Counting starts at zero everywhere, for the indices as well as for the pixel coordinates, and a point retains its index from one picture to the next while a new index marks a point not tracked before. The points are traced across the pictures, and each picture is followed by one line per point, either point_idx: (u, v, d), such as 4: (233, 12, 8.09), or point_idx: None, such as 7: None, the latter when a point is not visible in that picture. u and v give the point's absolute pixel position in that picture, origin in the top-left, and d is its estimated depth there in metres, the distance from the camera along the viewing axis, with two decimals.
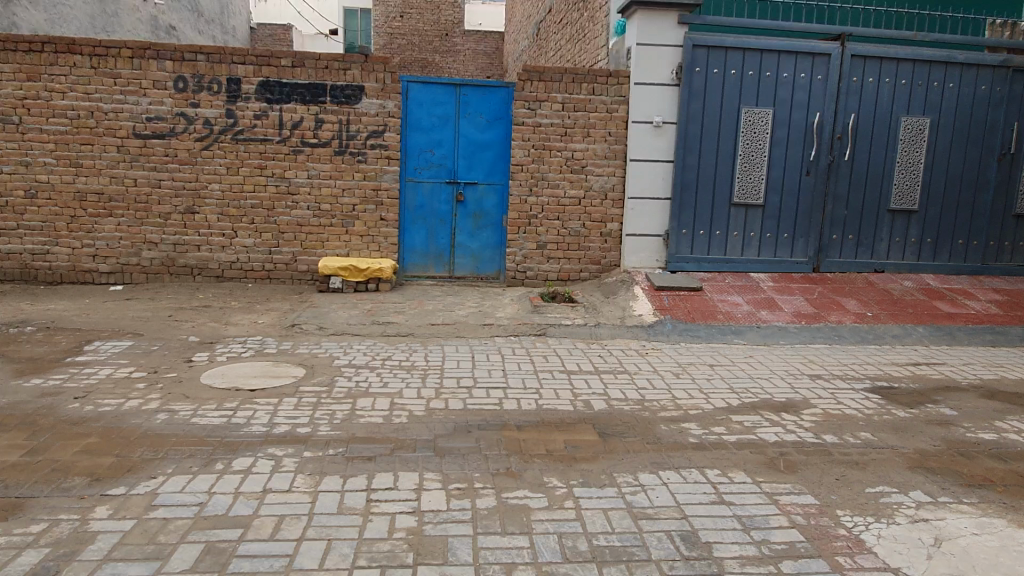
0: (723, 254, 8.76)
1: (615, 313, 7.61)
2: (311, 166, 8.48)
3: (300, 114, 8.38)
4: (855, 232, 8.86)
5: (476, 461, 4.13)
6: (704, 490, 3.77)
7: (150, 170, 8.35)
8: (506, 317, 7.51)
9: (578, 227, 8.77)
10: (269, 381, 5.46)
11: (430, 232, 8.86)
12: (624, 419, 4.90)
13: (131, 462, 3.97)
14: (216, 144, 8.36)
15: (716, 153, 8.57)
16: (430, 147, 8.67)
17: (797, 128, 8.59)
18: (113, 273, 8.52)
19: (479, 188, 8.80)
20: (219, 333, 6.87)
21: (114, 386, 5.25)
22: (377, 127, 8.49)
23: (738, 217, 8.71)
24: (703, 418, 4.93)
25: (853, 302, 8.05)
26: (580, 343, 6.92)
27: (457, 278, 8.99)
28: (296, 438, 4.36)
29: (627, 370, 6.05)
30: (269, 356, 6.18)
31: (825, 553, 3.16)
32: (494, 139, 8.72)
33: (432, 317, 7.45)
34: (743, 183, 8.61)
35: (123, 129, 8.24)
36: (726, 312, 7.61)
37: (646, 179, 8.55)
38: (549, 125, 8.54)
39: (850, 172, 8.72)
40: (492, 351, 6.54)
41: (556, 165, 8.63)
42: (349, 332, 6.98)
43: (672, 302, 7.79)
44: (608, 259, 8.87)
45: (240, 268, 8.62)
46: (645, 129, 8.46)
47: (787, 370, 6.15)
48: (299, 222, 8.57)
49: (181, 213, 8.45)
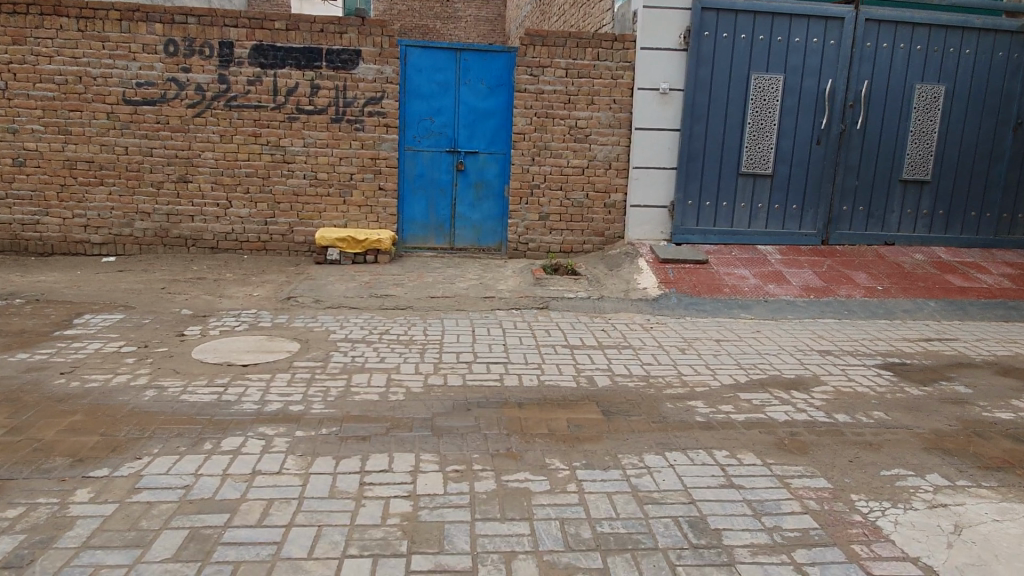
0: (730, 226, 8.54)
1: (619, 286, 7.42)
2: (307, 134, 8.24)
3: (295, 80, 8.12)
4: (866, 203, 8.62)
5: (475, 441, 3.97)
6: (712, 473, 3.61)
7: (142, 137, 8.10)
8: (508, 289, 7.32)
9: (581, 198, 8.54)
10: (262, 356, 5.30)
11: (429, 202, 8.64)
12: (628, 397, 4.73)
13: (117, 441, 3.82)
14: (209, 110, 8.10)
15: (724, 121, 8.31)
16: (430, 115, 8.41)
17: (808, 96, 8.31)
18: (105, 244, 8.33)
19: (481, 157, 8.54)
20: (213, 306, 6.70)
21: (102, 361, 5.10)
22: (374, 93, 8.22)
23: (745, 187, 8.47)
24: (710, 396, 4.77)
25: (863, 276, 7.84)
26: (583, 317, 6.74)
27: (458, 250, 8.78)
28: (288, 416, 4.21)
29: (632, 345, 5.88)
30: (263, 330, 6.01)
31: (840, 540, 3.01)
32: (495, 106, 8.44)
33: (432, 290, 7.26)
34: (751, 152, 8.36)
35: (113, 95, 7.98)
36: (733, 285, 7.42)
37: (651, 149, 8.31)
38: (552, 91, 8.26)
39: (863, 141, 8.46)
40: (493, 325, 6.37)
41: (559, 133, 8.37)
42: (346, 305, 6.80)
43: (677, 275, 7.59)
44: (612, 230, 8.65)
45: (235, 239, 8.42)
46: (652, 96, 8.21)
47: (796, 346, 5.97)
48: (295, 192, 8.35)
49: (174, 182, 8.22)
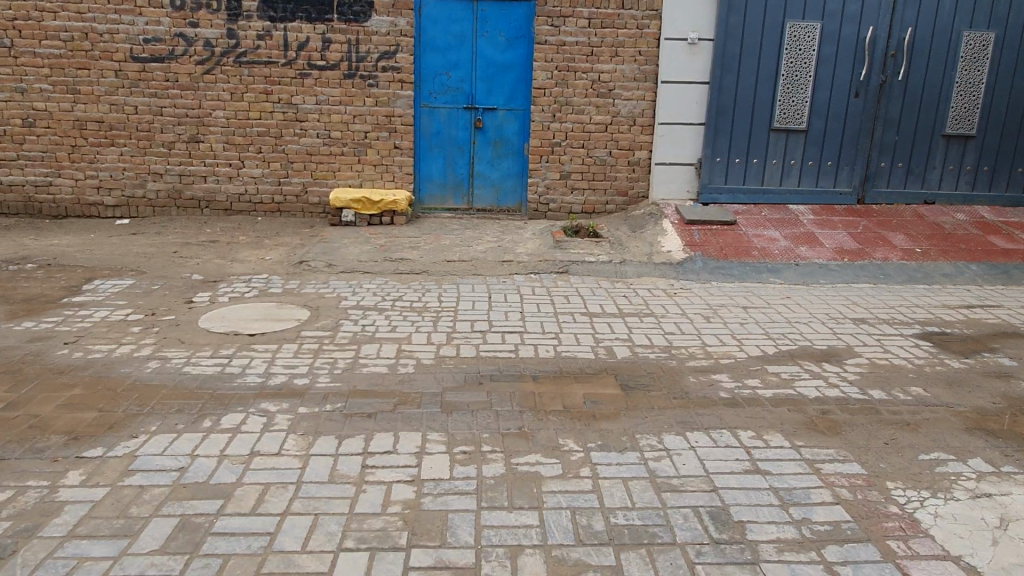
0: (761, 184, 8.16)
1: (642, 249, 7.12)
2: (319, 90, 7.95)
3: (306, 34, 7.81)
4: (906, 159, 8.15)
5: (485, 419, 3.78)
6: (737, 457, 3.38)
7: (151, 96, 7.88)
8: (526, 253, 7.06)
9: (604, 155, 8.19)
10: (270, 325, 5.14)
11: (447, 161, 8.34)
12: (649, 370, 4.50)
13: (115, 417, 3.70)
14: (218, 67, 7.84)
15: (756, 72, 7.86)
16: (446, 69, 8.06)
17: (847, 44, 7.80)
18: (119, 206, 8.20)
19: (499, 113, 8.19)
20: (224, 271, 6.55)
21: (107, 330, 4.99)
22: (388, 47, 7.89)
23: (777, 143, 8.05)
24: (736, 368, 4.52)
25: (901, 237, 7.43)
26: (604, 282, 6.48)
27: (477, 211, 8.51)
28: (292, 391, 4.05)
29: (654, 313, 5.62)
30: (274, 296, 5.85)
31: (874, 536, 2.77)
32: (515, 60, 8.05)
33: (448, 253, 7.03)
34: (784, 106, 7.92)
35: (120, 52, 7.75)
36: (762, 248, 7.08)
37: (679, 103, 7.92)
38: (574, 43, 7.86)
39: (904, 93, 7.95)
40: (510, 290, 6.13)
41: (581, 88, 7.99)
42: (359, 270, 6.61)
43: (703, 237, 7.26)
44: (636, 189, 8.31)
45: (249, 201, 8.24)
46: (680, 47, 7.78)
47: (828, 313, 5.66)
48: (308, 151, 8.11)
49: (185, 141, 8.02)
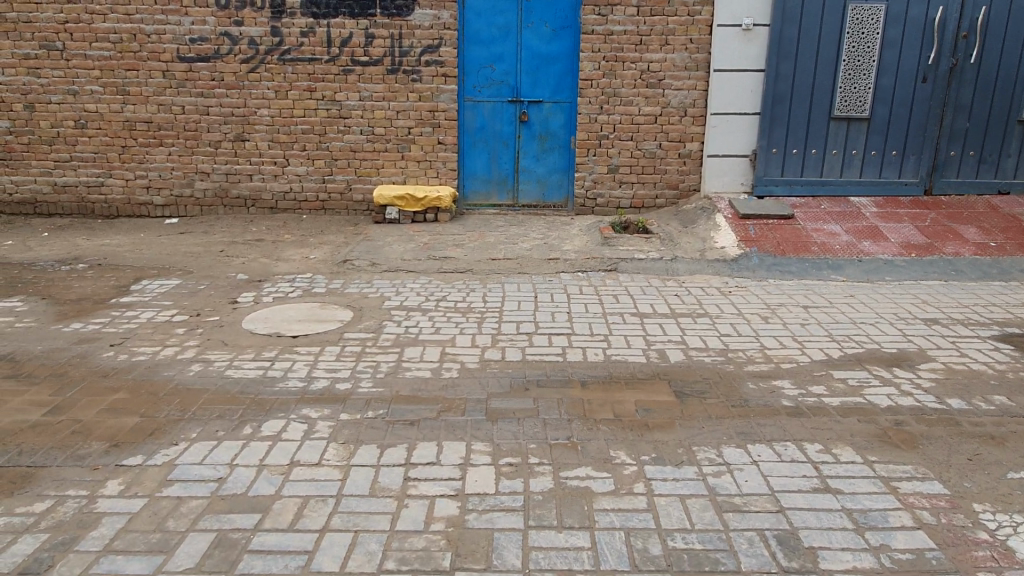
0: (820, 176, 7.78)
1: (694, 245, 6.84)
2: (363, 86, 7.87)
3: (349, 30, 7.72)
4: (978, 147, 7.67)
5: (532, 428, 3.60)
6: (804, 473, 3.13)
7: (197, 96, 7.91)
8: (573, 250, 6.85)
9: (654, 148, 7.92)
10: (313, 326, 5.05)
11: (491, 156, 8.18)
12: (704, 375, 4.26)
13: (156, 424, 3.64)
14: (263, 65, 7.82)
15: (815, 58, 7.49)
16: (490, 62, 7.89)
17: (914, 26, 7.36)
18: (168, 206, 8.27)
19: (545, 106, 7.99)
20: (268, 270, 6.51)
21: (152, 332, 4.96)
22: (431, 41, 7.75)
23: (838, 133, 7.66)
24: (798, 374, 4.25)
25: (973, 230, 6.99)
26: (654, 280, 6.23)
27: (522, 207, 8.33)
28: (333, 396, 3.94)
29: (709, 313, 5.36)
30: (317, 296, 5.78)
31: (963, 567, 2.51)
32: (561, 51, 7.83)
33: (493, 251, 6.87)
34: (846, 93, 7.53)
35: (167, 52, 7.79)
36: (822, 243, 6.73)
37: (732, 92, 7.59)
38: (622, 32, 7.60)
39: (977, 77, 7.47)
40: (557, 290, 5.94)
41: (629, 78, 7.73)
42: (403, 269, 6.49)
43: (759, 233, 6.94)
44: (687, 183, 8.02)
45: (294, 199, 8.21)
46: (733, 33, 7.45)
47: (897, 313, 5.32)
48: (352, 148, 8.05)
49: (231, 140, 8.03)
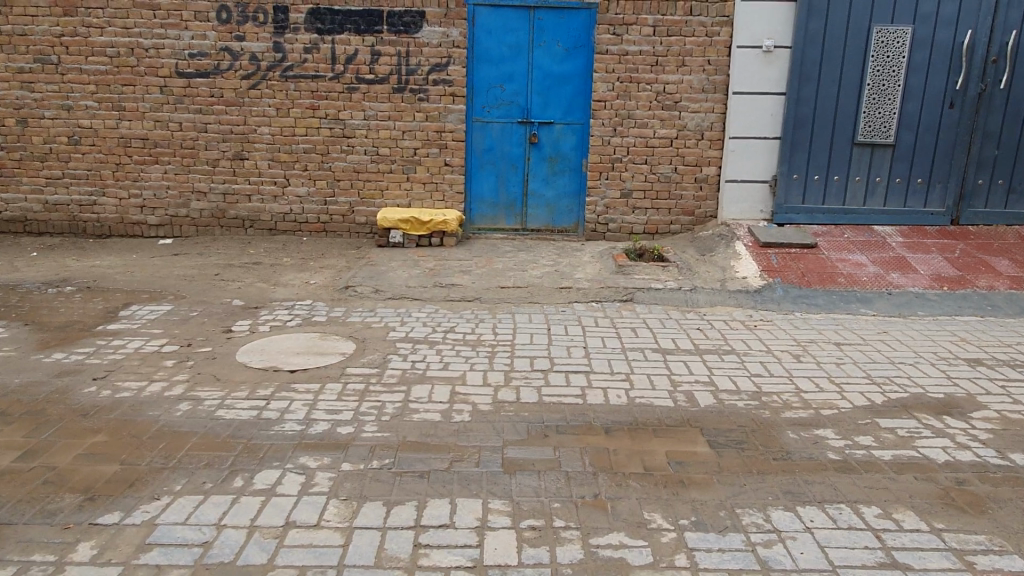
0: (842, 203, 7.49)
1: (714, 275, 6.53)
2: (367, 105, 7.59)
3: (355, 46, 7.45)
4: (1006, 176, 7.40)
5: (554, 484, 3.24)
6: (866, 544, 2.78)
7: (196, 113, 7.62)
8: (587, 278, 6.53)
9: (669, 172, 7.62)
10: (312, 360, 4.70)
11: (500, 179, 7.87)
12: (738, 422, 3.90)
13: (137, 473, 3.27)
14: (264, 82, 7.54)
15: (838, 82, 7.23)
16: (500, 82, 7.61)
17: (942, 50, 7.12)
18: (162, 226, 7.94)
19: (556, 128, 7.70)
20: (265, 296, 6.17)
21: (139, 364, 4.60)
22: (440, 59, 7.49)
23: (861, 159, 7.38)
24: (841, 422, 3.90)
25: (1005, 263, 6.69)
26: (674, 312, 5.90)
27: (531, 231, 8.01)
28: (335, 442, 3.58)
29: (736, 350, 5.01)
30: (317, 326, 5.43)
31: None
32: (574, 71, 7.56)
33: (502, 278, 6.54)
34: (870, 119, 7.26)
35: (165, 67, 7.50)
36: (849, 275, 6.42)
37: (751, 116, 7.32)
38: (637, 52, 7.35)
39: (1006, 103, 7.22)
40: (571, 322, 5.60)
41: (644, 100, 7.46)
42: (408, 297, 6.15)
43: (782, 263, 6.63)
44: (703, 209, 7.72)
45: (294, 220, 7.90)
46: (753, 55, 7.20)
47: (936, 353, 4.99)
48: (355, 168, 7.74)
49: (230, 158, 7.73)
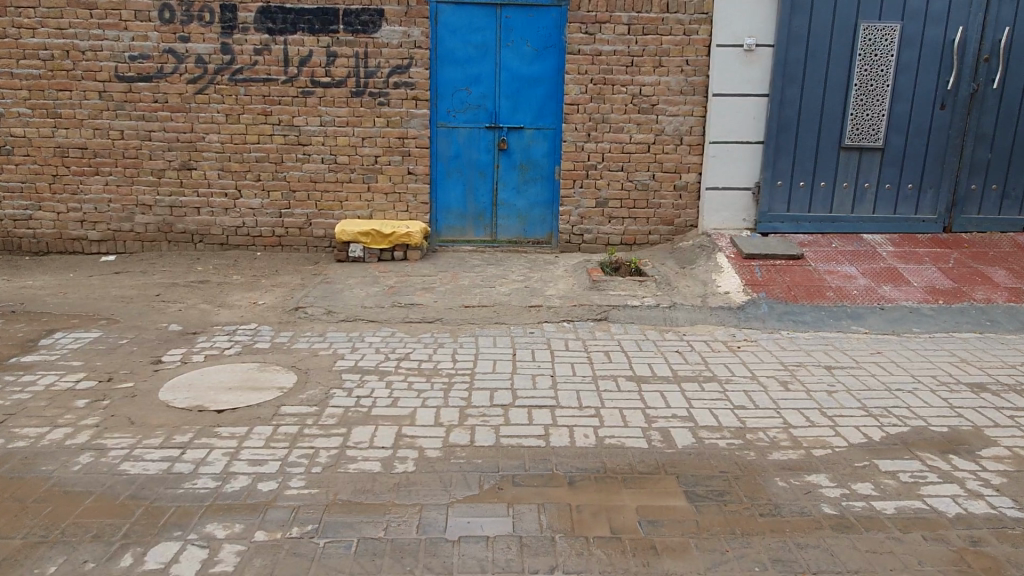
0: (829, 211, 7.08)
1: (694, 290, 6.08)
2: (324, 110, 7.09)
3: (309, 47, 6.96)
4: (1001, 180, 7.01)
5: (504, 554, 2.75)
6: None
7: (138, 119, 7.08)
8: (558, 295, 6.06)
9: (646, 179, 7.18)
10: (245, 396, 4.17)
11: (467, 187, 7.39)
12: (721, 467, 3.43)
13: (8, 550, 2.75)
14: (212, 86, 7.02)
15: (824, 82, 6.82)
16: (466, 84, 7.14)
17: (932, 48, 6.74)
18: (104, 241, 7.39)
19: (526, 133, 7.23)
20: (207, 320, 5.64)
21: (47, 405, 4.07)
22: (401, 60, 7.00)
23: (849, 164, 6.97)
24: (837, 466, 3.44)
25: (1002, 273, 6.29)
26: (651, 332, 5.48)
27: (501, 243, 7.53)
28: (252, 503, 3.07)
29: (718, 378, 4.55)
30: (257, 354, 4.91)
31: None
32: (544, 72, 7.10)
33: (467, 296, 6.05)
34: (857, 121, 6.85)
35: (104, 70, 6.97)
36: (838, 289, 6.00)
37: (733, 119, 6.89)
38: (611, 52, 6.90)
39: (999, 104, 6.84)
40: (539, 346, 5.12)
41: (619, 102, 7.01)
42: (363, 318, 5.64)
43: (766, 276, 6.20)
44: (683, 218, 7.28)
45: (247, 234, 7.37)
46: (734, 54, 6.76)
47: (936, 378, 4.55)
48: (311, 178, 7.24)
49: (176, 168, 7.20)
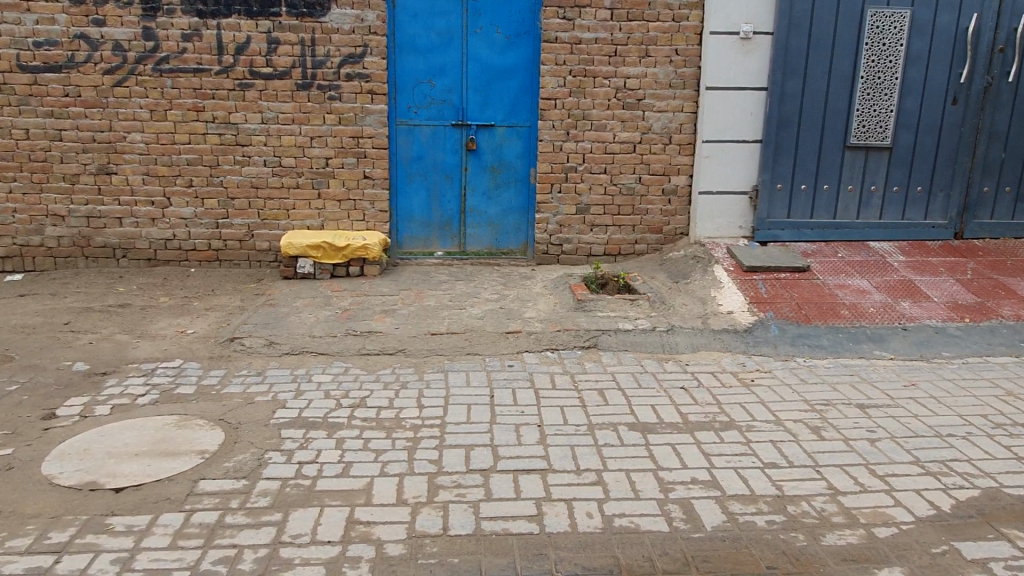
0: (833, 217, 6.42)
1: (692, 310, 5.35)
2: (265, 105, 6.19)
3: (246, 33, 6.05)
4: (1015, 183, 6.44)
5: None
6: None
7: (46, 116, 6.09)
8: (539, 317, 5.26)
9: (632, 183, 6.43)
10: (153, 465, 3.28)
11: (431, 193, 6.56)
12: (767, 560, 2.67)
13: None
14: (134, 77, 6.07)
15: (827, 74, 6.15)
16: (429, 76, 6.31)
17: (944, 37, 6.12)
18: (10, 257, 6.37)
19: (497, 131, 6.44)
20: (122, 356, 4.70)
21: None
22: (353, 48, 6.13)
23: (855, 164, 6.33)
24: (912, 554, 2.71)
25: None
26: (649, 362, 4.73)
27: (470, 255, 6.71)
28: None
29: (737, 425, 3.80)
30: (178, 403, 4.01)
31: None
32: (517, 63, 6.32)
33: (434, 321, 5.21)
34: (864, 117, 6.21)
35: (3, 59, 5.96)
36: (852, 306, 5.33)
37: (728, 115, 6.17)
38: (593, 40, 6.13)
39: (1014, 98, 6.27)
40: (521, 385, 4.32)
41: (601, 97, 6.24)
42: (311, 351, 4.77)
43: (772, 292, 5.51)
44: (672, 225, 6.55)
45: (178, 247, 6.43)
46: (730, 42, 6.03)
47: (989, 420, 3.88)
48: (253, 184, 6.33)
49: (94, 172, 6.23)
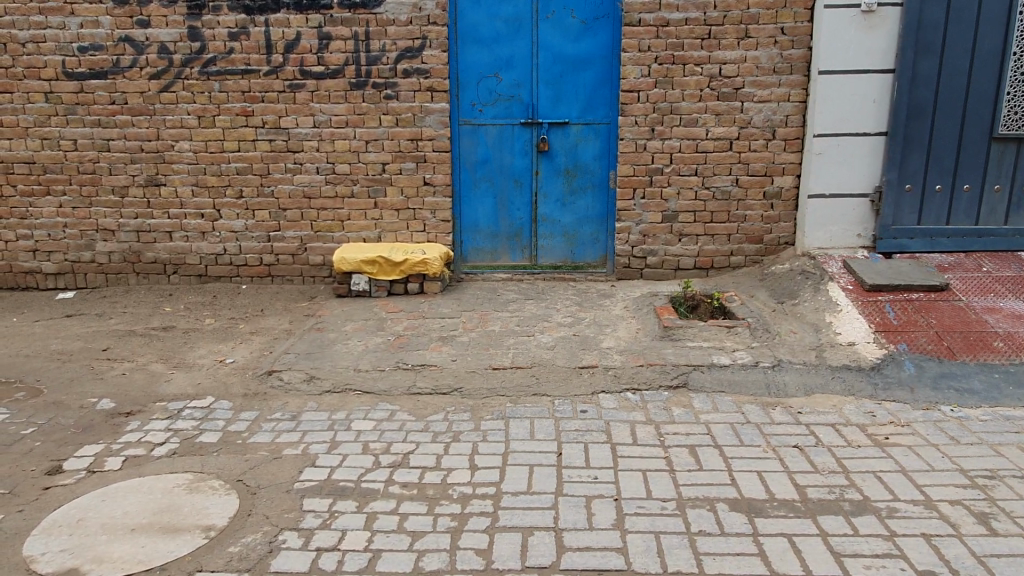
0: (974, 223, 5.38)
1: (803, 340, 4.46)
2: (317, 107, 5.66)
3: (296, 29, 5.53)
4: None
5: None
6: None
7: (94, 126, 5.77)
8: (618, 348, 4.51)
9: (728, 186, 5.56)
10: (148, 547, 2.74)
11: (499, 200, 5.90)
12: None
13: None
14: (180, 81, 5.66)
15: (971, 50, 5.10)
16: (495, 70, 5.64)
17: None
18: (62, 274, 6.12)
19: (572, 130, 5.71)
20: (151, 391, 4.25)
21: None
22: (411, 41, 5.51)
23: (1003, 159, 5.27)
24: None
25: None
26: (754, 409, 3.89)
27: (542, 269, 6.01)
28: None
29: (874, 507, 2.95)
30: (197, 456, 3.48)
31: None
32: (594, 51, 5.57)
33: (496, 352, 4.54)
34: (1016, 102, 5.13)
35: (49, 66, 5.67)
36: (1009, 335, 4.31)
37: (846, 104, 5.21)
38: (682, 21, 5.29)
39: None
40: (595, 440, 3.58)
41: (692, 86, 5.40)
42: (356, 389, 4.18)
43: (904, 318, 4.54)
44: (775, 234, 5.64)
45: (229, 262, 6.01)
46: (850, 17, 5.07)
47: None
48: (305, 193, 5.83)
49: (142, 184, 5.87)
